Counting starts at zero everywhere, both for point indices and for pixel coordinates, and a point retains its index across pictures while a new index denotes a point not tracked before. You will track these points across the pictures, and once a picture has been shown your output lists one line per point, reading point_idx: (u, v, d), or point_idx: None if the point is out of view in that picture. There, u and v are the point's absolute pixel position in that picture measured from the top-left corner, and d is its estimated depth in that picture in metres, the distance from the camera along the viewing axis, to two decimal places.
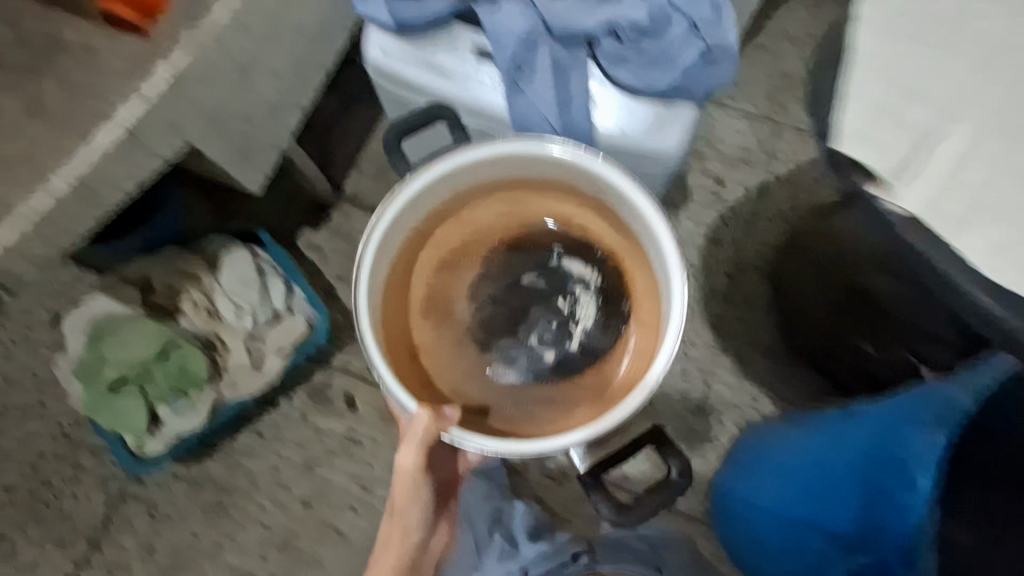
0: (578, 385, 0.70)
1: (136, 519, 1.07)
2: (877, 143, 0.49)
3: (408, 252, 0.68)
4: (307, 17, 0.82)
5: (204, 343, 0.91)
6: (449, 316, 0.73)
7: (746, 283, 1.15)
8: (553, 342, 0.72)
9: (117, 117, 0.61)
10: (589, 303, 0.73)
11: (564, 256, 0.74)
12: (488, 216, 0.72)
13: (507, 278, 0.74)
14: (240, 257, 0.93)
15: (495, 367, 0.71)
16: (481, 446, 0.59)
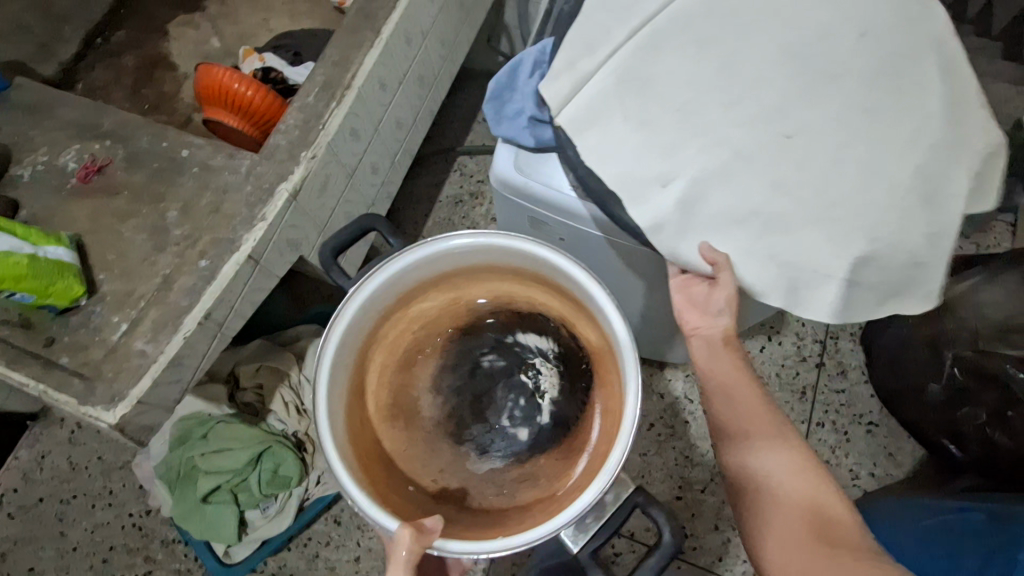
0: (551, 460, 0.66)
1: None
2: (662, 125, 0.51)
3: (360, 362, 0.62)
4: (403, 112, 0.82)
5: (295, 442, 0.87)
6: (415, 414, 0.68)
7: (840, 350, 1.16)
8: (525, 420, 0.70)
9: (242, 245, 0.59)
10: (552, 372, 0.70)
11: (517, 332, 0.71)
12: (436, 308, 0.67)
13: (466, 363, 0.71)
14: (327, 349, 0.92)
15: (472, 457, 0.67)
16: (473, 552, 0.50)
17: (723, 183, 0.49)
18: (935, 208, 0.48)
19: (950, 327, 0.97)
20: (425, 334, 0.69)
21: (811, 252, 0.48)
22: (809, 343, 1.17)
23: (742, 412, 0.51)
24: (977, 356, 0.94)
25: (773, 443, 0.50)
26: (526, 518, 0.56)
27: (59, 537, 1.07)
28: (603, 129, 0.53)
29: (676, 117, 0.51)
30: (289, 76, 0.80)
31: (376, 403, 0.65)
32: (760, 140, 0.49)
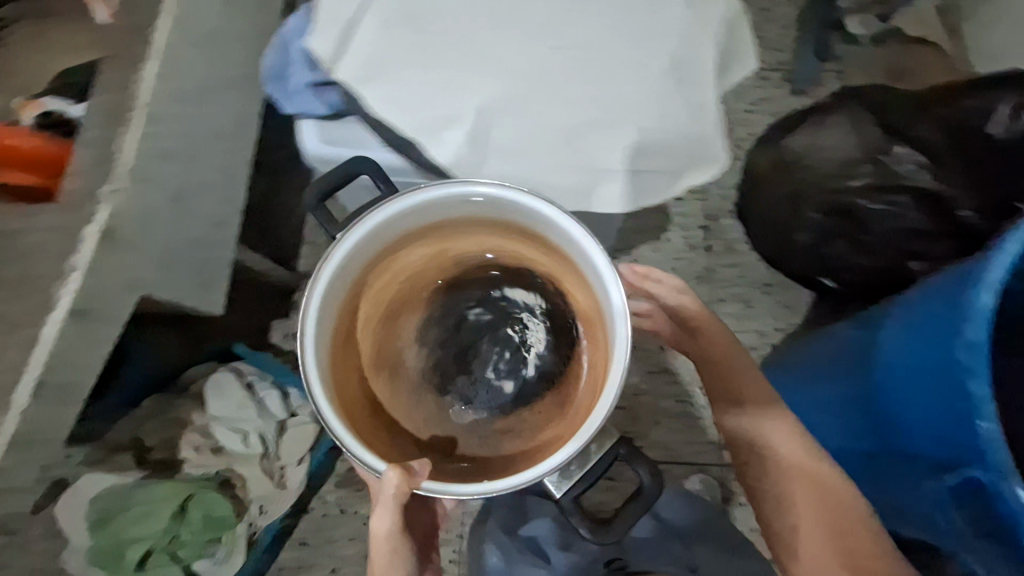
0: (533, 415, 0.67)
1: None
2: (441, 60, 0.51)
3: (347, 317, 0.61)
4: (222, 119, 0.78)
5: (221, 481, 0.85)
6: (399, 368, 0.68)
7: (723, 227, 1.23)
8: (509, 373, 0.70)
9: (59, 301, 0.57)
10: (540, 327, 0.70)
11: (503, 285, 0.70)
12: (424, 259, 0.65)
13: (453, 317, 0.71)
14: (227, 381, 0.89)
15: (454, 409, 0.68)
16: (461, 494, 0.53)
17: (514, 101, 0.51)
18: (694, 89, 0.54)
19: (804, 177, 1.04)
20: (411, 281, 0.68)
21: (606, 152, 0.52)
22: (696, 232, 1.23)
23: (779, 429, 0.76)
24: (832, 195, 1.01)
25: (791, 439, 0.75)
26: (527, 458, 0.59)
27: None
28: (384, 75, 0.52)
29: (453, 49, 0.51)
30: (76, 114, 0.73)
31: (365, 353, 0.65)
32: (535, 53, 0.50)
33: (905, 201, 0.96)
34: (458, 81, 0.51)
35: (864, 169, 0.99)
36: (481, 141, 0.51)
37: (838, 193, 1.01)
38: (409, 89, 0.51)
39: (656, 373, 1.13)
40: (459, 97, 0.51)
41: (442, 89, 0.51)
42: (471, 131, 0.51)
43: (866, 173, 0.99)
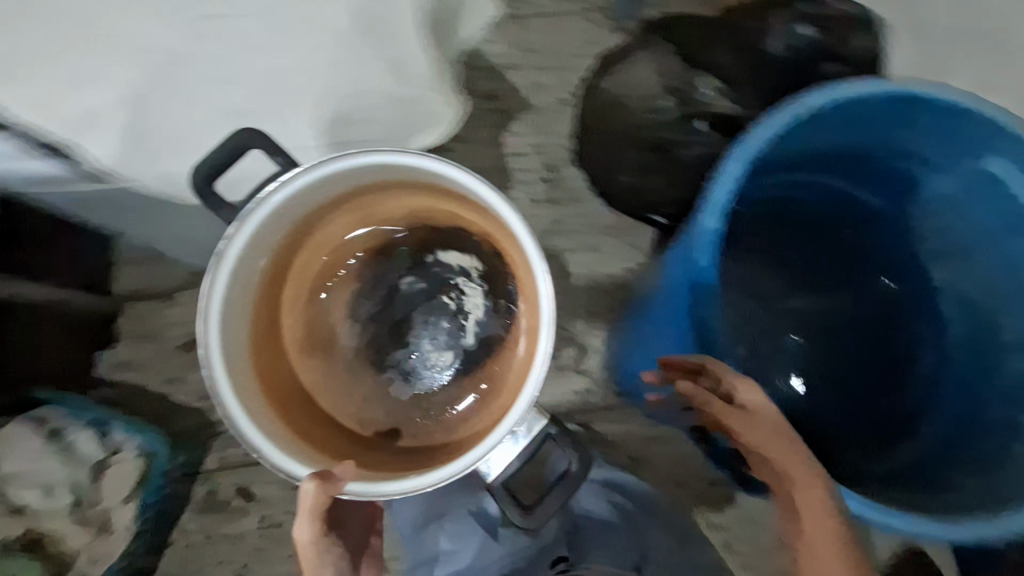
0: (481, 379, 0.72)
1: None
2: (71, 58, 0.49)
3: (265, 300, 0.66)
4: None
5: (27, 543, 0.81)
6: (332, 346, 0.73)
7: (567, 176, 1.16)
8: (449, 342, 0.76)
9: None
10: (475, 292, 0.75)
11: (436, 253, 0.75)
12: (348, 227, 0.71)
13: (383, 287, 0.76)
14: (22, 434, 0.83)
15: (395, 385, 0.73)
16: (377, 494, 0.56)
17: (166, 91, 0.51)
18: (382, 39, 0.53)
19: (618, 121, 1.07)
20: (337, 258, 0.73)
21: (295, 127, 0.54)
22: (539, 187, 1.17)
23: (772, 437, 0.63)
24: (639, 132, 1.05)
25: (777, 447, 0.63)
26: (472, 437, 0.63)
27: None
28: (8, 75, 0.49)
29: (80, 41, 0.49)
30: None
31: (291, 335, 0.70)
32: (173, 36, 0.50)
33: (702, 127, 1.01)
34: (95, 78, 0.50)
35: (669, 96, 1.03)
36: (143, 136, 0.52)
37: (644, 131, 1.04)
38: (40, 90, 0.50)
39: None
40: (102, 94, 0.50)
41: (82, 87, 0.50)
42: (130, 127, 0.52)
43: (671, 104, 1.03)
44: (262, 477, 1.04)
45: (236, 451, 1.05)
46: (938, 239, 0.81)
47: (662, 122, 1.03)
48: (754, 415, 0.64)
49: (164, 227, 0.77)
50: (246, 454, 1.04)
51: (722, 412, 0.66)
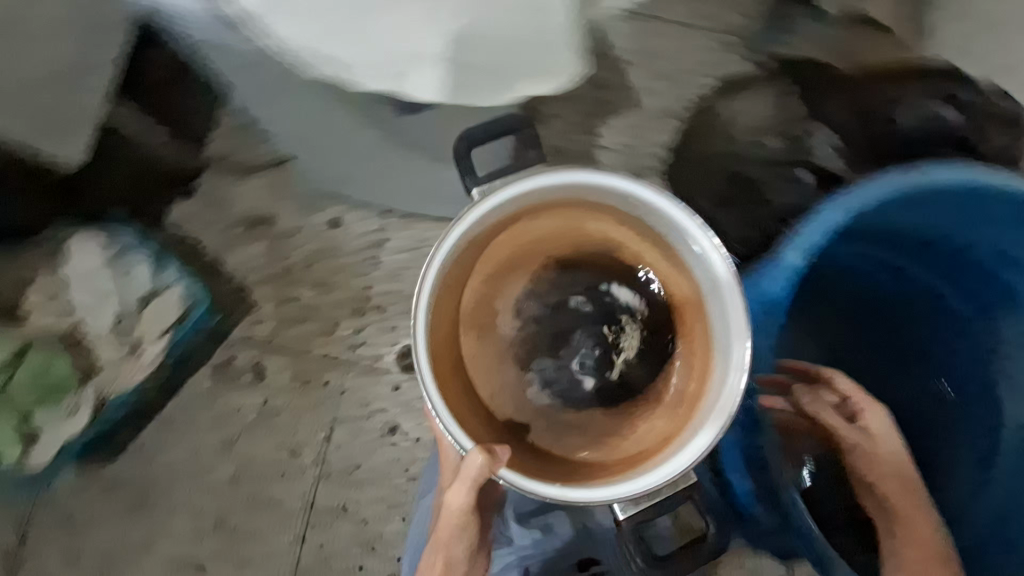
0: (610, 409, 0.77)
1: (53, 530, 1.02)
2: None
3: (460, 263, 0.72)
4: None
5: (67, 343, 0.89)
6: (491, 329, 0.76)
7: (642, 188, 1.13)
8: (593, 368, 0.78)
9: None
10: (633, 333, 0.78)
11: (611, 283, 0.78)
12: (547, 230, 0.75)
13: (558, 296, 0.78)
14: (90, 245, 0.92)
15: (532, 390, 0.76)
16: (534, 490, 0.64)
17: None
18: None
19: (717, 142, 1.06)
20: (530, 250, 0.76)
21: (403, 26, 0.47)
22: None
23: (890, 468, 0.81)
24: (733, 160, 1.04)
25: (893, 487, 0.80)
26: (656, 448, 0.72)
27: None
28: None
29: None
30: None
31: (466, 305, 0.74)
32: None
33: (802, 175, 1.00)
34: None
35: (775, 134, 1.02)
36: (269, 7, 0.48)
37: (736, 159, 1.03)
38: None
39: None
40: None
41: None
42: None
43: (775, 144, 1.02)
44: (275, 362, 1.09)
45: (262, 330, 1.10)
46: (1002, 360, 0.81)
47: (763, 154, 1.02)
48: (872, 440, 0.81)
49: (268, 103, 0.81)
50: (270, 338, 1.10)
51: (846, 433, 0.82)
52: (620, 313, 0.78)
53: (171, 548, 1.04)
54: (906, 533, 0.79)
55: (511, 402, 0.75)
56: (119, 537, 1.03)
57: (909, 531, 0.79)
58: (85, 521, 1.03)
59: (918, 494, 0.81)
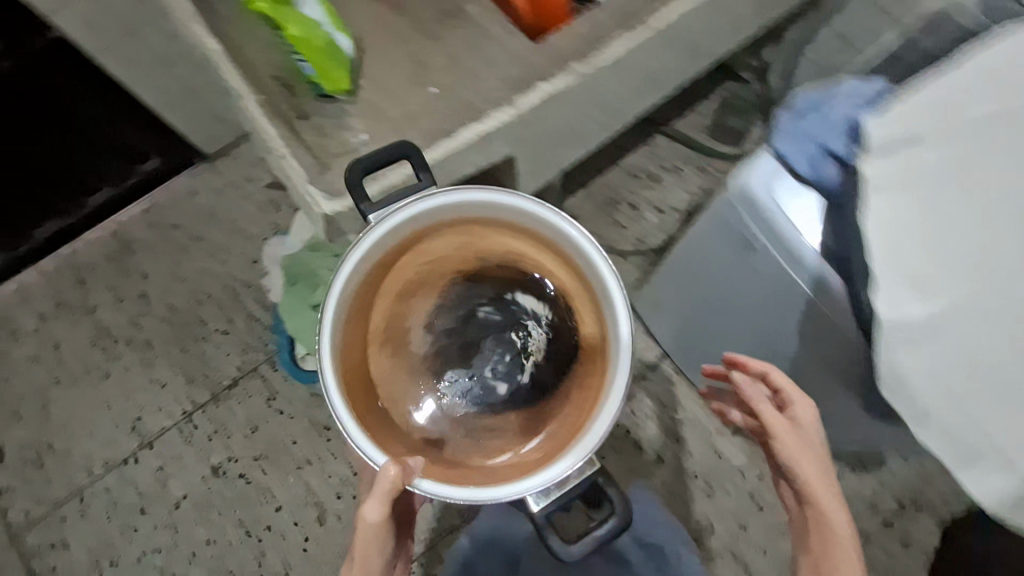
0: (512, 419, 0.72)
1: (254, 396, 1.13)
2: (935, 253, 0.45)
3: (361, 289, 0.68)
4: (659, 66, 0.76)
5: None
6: (404, 347, 0.72)
7: (913, 521, 1.06)
8: (506, 376, 0.73)
9: (487, 120, 0.62)
10: (541, 336, 0.74)
11: (516, 292, 0.75)
12: (446, 248, 0.72)
13: (463, 310, 0.74)
14: None
15: (443, 406, 0.71)
16: (442, 496, 0.59)
17: (978, 340, 0.42)
18: None
19: None
20: (431, 270, 0.73)
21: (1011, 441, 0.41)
22: (886, 500, 1.07)
23: (810, 462, 0.58)
24: None
25: (806, 451, 0.59)
26: (558, 437, 0.67)
27: (175, 265, 1.20)
28: (870, 212, 0.49)
29: (973, 233, 0.43)
30: None
31: (372, 324, 0.71)
32: None
33: None
34: (934, 284, 0.44)
35: None
36: (895, 328, 0.47)
37: None
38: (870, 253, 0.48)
39: (739, 559, 1.07)
40: (913, 290, 0.46)
41: (907, 278, 0.46)
42: (898, 315, 0.47)
43: None
44: None
45: None
46: None
47: None
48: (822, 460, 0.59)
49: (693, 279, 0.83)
50: None
51: (768, 415, 0.61)
52: (525, 318, 0.74)
53: (316, 481, 1.09)
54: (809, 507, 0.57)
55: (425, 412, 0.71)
56: (290, 440, 1.11)
57: (816, 516, 0.56)
58: (282, 412, 1.12)
59: (832, 474, 0.58)
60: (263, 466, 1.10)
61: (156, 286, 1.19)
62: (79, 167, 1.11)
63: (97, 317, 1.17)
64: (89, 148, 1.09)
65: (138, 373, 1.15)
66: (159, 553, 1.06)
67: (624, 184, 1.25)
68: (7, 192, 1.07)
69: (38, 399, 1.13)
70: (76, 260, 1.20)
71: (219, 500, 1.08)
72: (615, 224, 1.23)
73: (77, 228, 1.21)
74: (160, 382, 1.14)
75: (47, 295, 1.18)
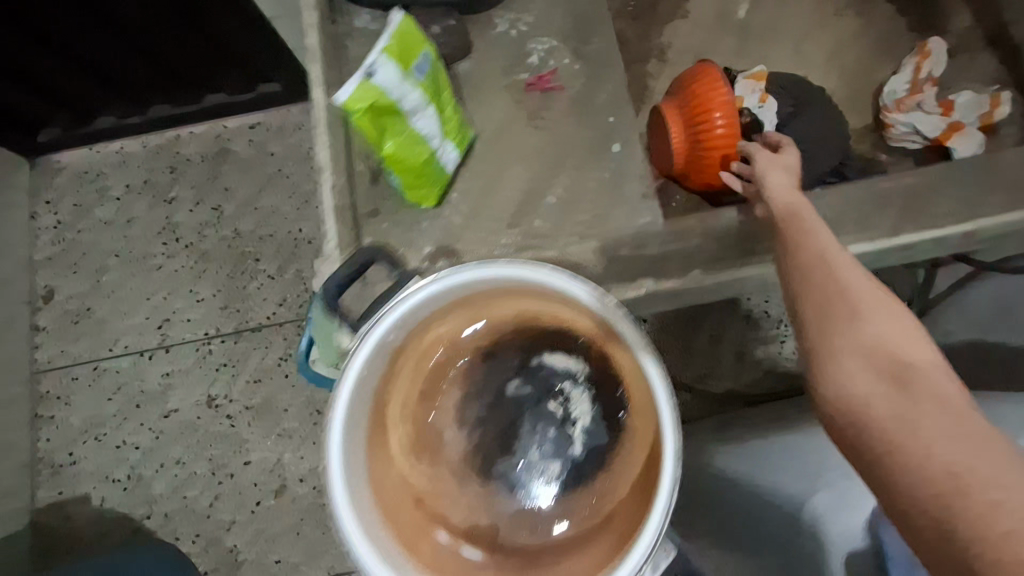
0: (579, 501, 0.59)
1: (271, 350, 1.14)
2: None
3: (372, 416, 0.59)
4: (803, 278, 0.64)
5: None
6: (439, 448, 0.63)
7: None
8: (555, 452, 0.61)
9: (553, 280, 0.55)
10: (585, 398, 0.61)
11: (541, 352, 0.63)
12: (454, 326, 0.63)
13: (490, 392, 0.64)
14: None
15: (501, 496, 0.61)
16: None
17: None
18: None
19: None
20: (443, 362, 0.64)
21: None
22: None
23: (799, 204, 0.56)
24: None
25: (821, 241, 0.53)
26: (630, 509, 0.55)
27: (255, 193, 1.19)
28: None
29: None
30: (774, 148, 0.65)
31: (398, 440, 0.62)
32: None
33: None
34: None
35: None
36: None
37: None
38: None
39: None
40: None
41: None
42: None
43: None
44: None
45: None
46: None
47: None
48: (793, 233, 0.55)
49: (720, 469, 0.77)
50: None
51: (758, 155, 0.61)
52: (558, 384, 0.62)
53: (289, 458, 1.10)
54: (819, 291, 0.49)
55: (475, 517, 0.61)
56: (283, 408, 1.12)
57: (829, 296, 0.48)
58: (287, 379, 1.13)
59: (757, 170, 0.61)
60: (250, 419, 1.12)
61: (231, 206, 1.19)
62: (201, 70, 1.10)
63: (171, 210, 1.20)
64: (216, 57, 1.07)
65: (185, 281, 1.17)
66: (136, 450, 1.12)
67: (719, 313, 1.11)
68: (132, 69, 1.07)
69: (97, 263, 1.19)
70: (176, 146, 1.21)
71: (203, 430, 1.13)
72: (686, 350, 1.11)
73: (186, 117, 1.19)
74: (200, 298, 1.17)
75: (139, 169, 1.21)
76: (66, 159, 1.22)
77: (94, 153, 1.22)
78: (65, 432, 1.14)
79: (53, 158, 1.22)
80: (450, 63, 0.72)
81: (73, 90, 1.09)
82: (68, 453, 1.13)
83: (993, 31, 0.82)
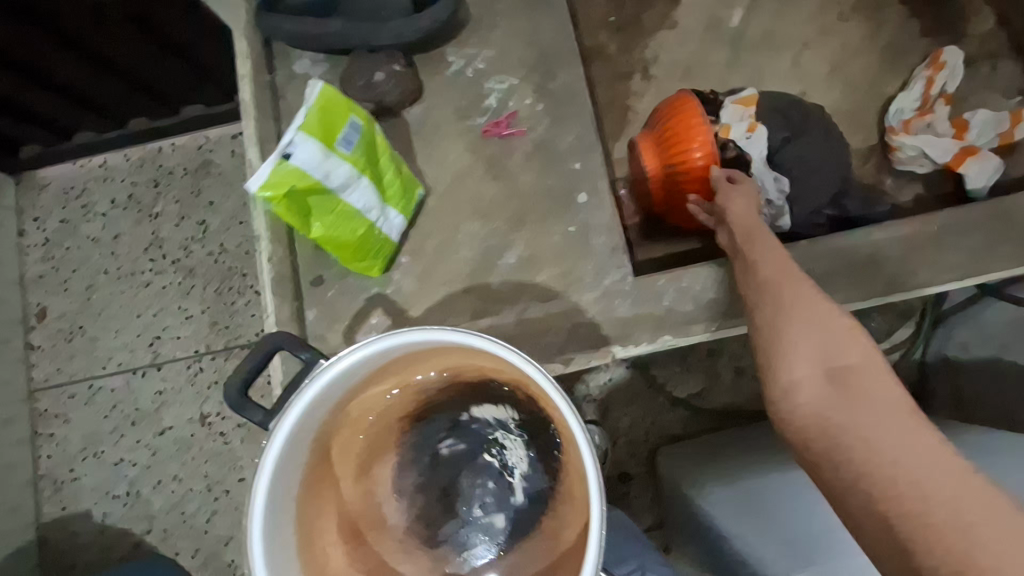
0: (527, 549, 0.59)
1: None
2: None
3: (305, 505, 0.57)
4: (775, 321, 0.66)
5: None
6: (383, 520, 0.62)
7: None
8: (497, 505, 0.62)
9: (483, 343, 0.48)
10: (518, 445, 0.61)
11: (469, 409, 0.62)
12: (376, 392, 0.60)
13: (425, 454, 0.63)
14: None
15: (453, 561, 0.61)
16: None
17: None
18: None
19: None
20: (371, 432, 0.62)
21: None
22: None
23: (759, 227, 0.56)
24: None
25: (772, 255, 0.53)
26: (572, 554, 0.53)
27: (240, 206, 1.17)
28: None
29: None
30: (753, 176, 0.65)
31: (340, 520, 0.60)
32: None
33: None
34: None
35: None
36: None
37: None
38: None
39: None
40: None
41: None
42: None
43: None
44: None
45: None
46: None
47: None
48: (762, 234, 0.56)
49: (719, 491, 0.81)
50: None
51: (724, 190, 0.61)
52: (491, 436, 0.62)
53: None
54: (767, 300, 0.50)
55: None
56: None
57: (782, 296, 0.49)
58: None
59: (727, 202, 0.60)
60: (242, 435, 1.13)
61: (215, 220, 1.17)
62: (178, 81, 1.07)
63: (156, 226, 1.18)
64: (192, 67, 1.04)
65: (173, 297, 1.17)
66: (133, 466, 1.14)
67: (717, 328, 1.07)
68: (102, 83, 1.03)
69: (87, 280, 1.18)
70: (159, 159, 1.19)
71: (197, 447, 1.13)
72: (681, 366, 1.07)
73: (168, 129, 1.16)
74: (188, 315, 1.16)
75: (123, 183, 1.19)
76: (51, 174, 1.21)
77: (78, 167, 1.20)
78: (65, 448, 1.15)
79: (38, 173, 1.21)
80: (400, 109, 0.73)
81: (44, 106, 1.05)
82: (69, 469, 1.15)
83: (969, 53, 0.81)
